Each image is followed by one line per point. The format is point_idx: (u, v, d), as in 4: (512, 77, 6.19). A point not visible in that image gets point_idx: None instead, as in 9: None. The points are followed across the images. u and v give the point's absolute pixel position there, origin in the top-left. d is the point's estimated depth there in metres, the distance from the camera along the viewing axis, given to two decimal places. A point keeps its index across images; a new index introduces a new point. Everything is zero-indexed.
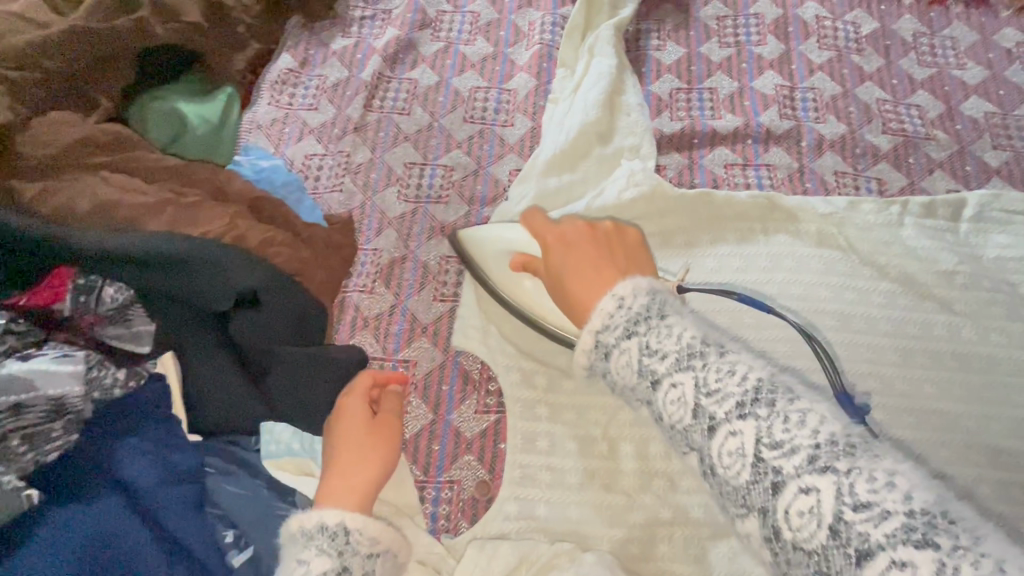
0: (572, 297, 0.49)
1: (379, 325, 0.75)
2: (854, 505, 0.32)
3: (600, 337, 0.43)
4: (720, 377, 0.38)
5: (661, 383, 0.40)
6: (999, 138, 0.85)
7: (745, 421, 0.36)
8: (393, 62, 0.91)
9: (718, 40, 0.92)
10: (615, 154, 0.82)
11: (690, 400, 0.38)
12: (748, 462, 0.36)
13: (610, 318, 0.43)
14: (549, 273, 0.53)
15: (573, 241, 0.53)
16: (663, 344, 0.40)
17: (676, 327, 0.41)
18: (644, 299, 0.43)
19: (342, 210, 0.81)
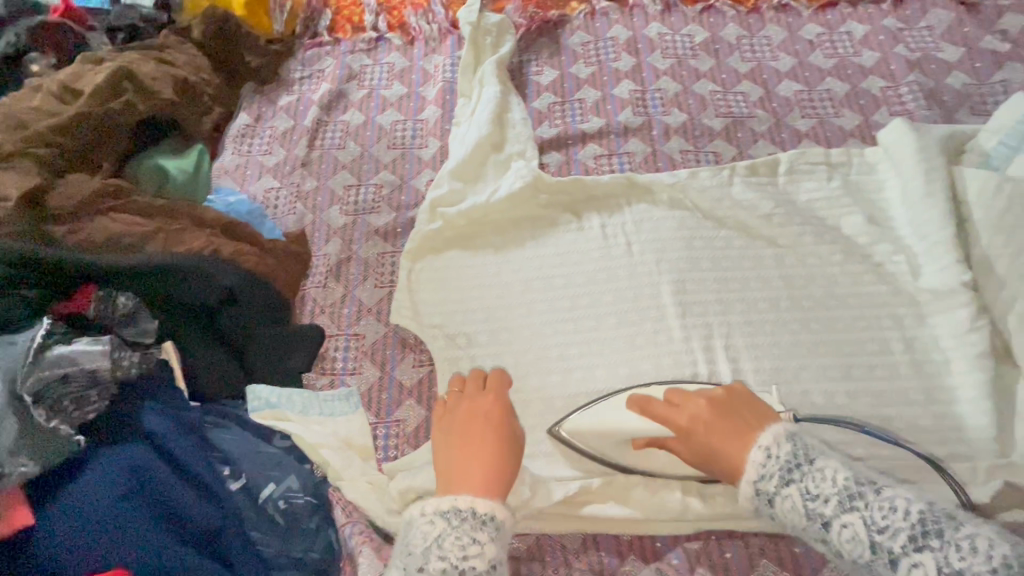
0: (722, 464, 0.63)
1: (333, 311, 0.96)
2: (954, 571, 0.50)
3: (761, 487, 0.59)
4: (883, 514, 0.53)
5: (831, 523, 0.55)
6: (806, 109, 1.09)
7: (922, 553, 0.51)
8: (328, 109, 1.14)
9: (584, 62, 1.16)
10: (506, 159, 1.05)
11: (863, 537, 0.53)
12: (866, 544, 0.53)
13: (763, 469, 0.59)
14: (687, 444, 0.66)
15: (705, 421, 0.64)
16: (818, 487, 0.56)
17: (825, 470, 0.57)
18: (787, 446, 0.59)
19: (296, 226, 1.03)
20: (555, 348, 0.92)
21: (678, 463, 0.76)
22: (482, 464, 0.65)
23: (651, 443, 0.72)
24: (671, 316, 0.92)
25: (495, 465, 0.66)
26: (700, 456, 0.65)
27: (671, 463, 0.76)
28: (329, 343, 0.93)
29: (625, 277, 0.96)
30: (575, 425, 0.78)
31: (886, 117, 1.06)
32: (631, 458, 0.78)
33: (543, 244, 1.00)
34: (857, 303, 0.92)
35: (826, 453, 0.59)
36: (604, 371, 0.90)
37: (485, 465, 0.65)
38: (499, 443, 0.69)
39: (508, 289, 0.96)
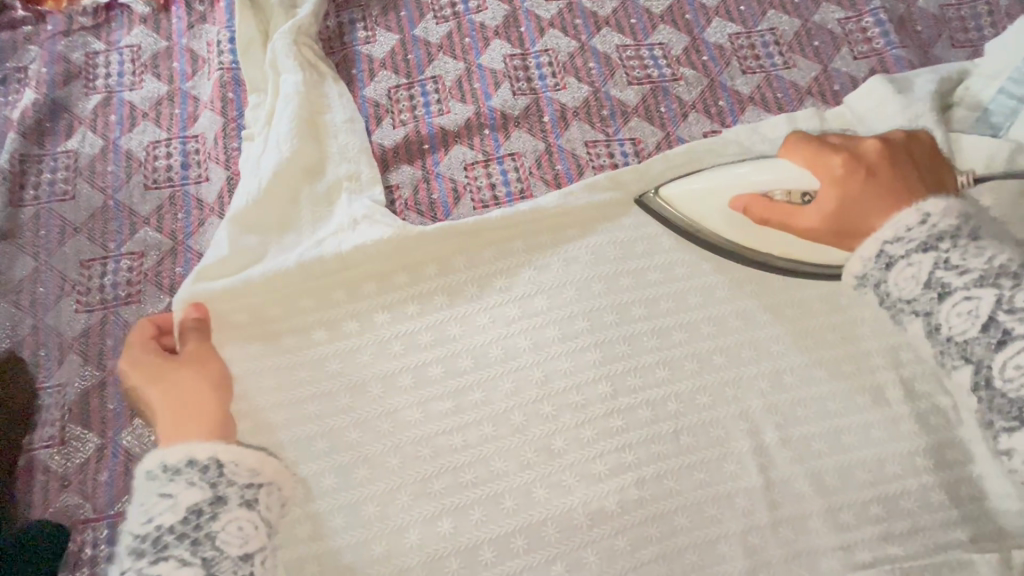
0: (857, 224, 0.58)
1: (83, 480, 0.61)
2: (1009, 311, 0.46)
3: (887, 248, 0.53)
4: (997, 275, 0.48)
5: (949, 296, 0.49)
6: (747, 61, 0.78)
7: (983, 291, 0.48)
8: (40, 135, 0.72)
9: (434, 16, 0.79)
10: (328, 190, 0.69)
11: (983, 312, 0.47)
12: (918, 282, 0.51)
13: (904, 234, 0.53)
14: (833, 184, 0.58)
15: (873, 160, 0.58)
16: (966, 262, 0.49)
17: (987, 249, 0.50)
18: (953, 219, 0.52)
19: (5, 345, 0.64)
20: (438, 479, 0.62)
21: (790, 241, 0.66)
22: (212, 407, 0.54)
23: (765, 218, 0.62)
24: (596, 403, 0.65)
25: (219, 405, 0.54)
26: (807, 228, 0.60)
27: (780, 242, 0.67)
28: (83, 537, 0.59)
29: (528, 351, 0.66)
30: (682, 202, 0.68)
31: (849, 63, 0.78)
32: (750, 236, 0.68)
33: (402, 317, 0.67)
34: (835, 340, 0.69)
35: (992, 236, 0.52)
36: (511, 504, 0.62)
37: (219, 404, 0.55)
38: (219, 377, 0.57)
39: (359, 395, 0.64)
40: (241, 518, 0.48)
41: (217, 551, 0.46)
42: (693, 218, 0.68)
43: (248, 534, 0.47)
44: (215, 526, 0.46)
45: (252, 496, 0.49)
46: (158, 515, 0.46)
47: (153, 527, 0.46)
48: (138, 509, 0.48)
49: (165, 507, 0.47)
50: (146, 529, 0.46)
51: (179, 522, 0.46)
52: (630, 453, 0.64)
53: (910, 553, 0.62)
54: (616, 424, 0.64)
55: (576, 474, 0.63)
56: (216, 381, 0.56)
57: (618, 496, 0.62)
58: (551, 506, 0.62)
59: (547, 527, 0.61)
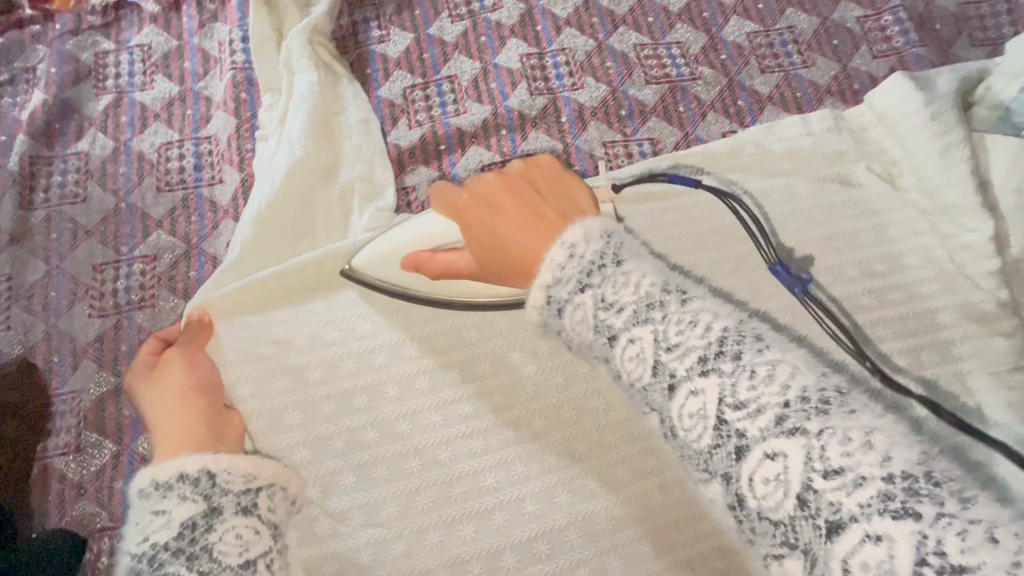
0: (515, 259, 0.45)
1: (100, 487, 0.60)
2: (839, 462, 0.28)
3: (553, 292, 0.38)
4: (758, 384, 0.31)
5: (619, 337, 0.35)
6: (766, 60, 0.78)
7: (707, 378, 0.32)
8: (50, 136, 0.71)
9: (449, 15, 0.78)
10: (341, 193, 0.68)
11: (711, 412, 0.31)
12: (648, 364, 0.34)
13: (562, 270, 0.37)
14: (482, 228, 0.47)
15: (494, 200, 0.47)
16: (687, 340, 0.33)
17: (709, 322, 0.33)
18: (597, 242, 0.37)
19: (17, 351, 0.63)
20: (459, 483, 0.61)
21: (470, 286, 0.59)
22: (199, 413, 0.51)
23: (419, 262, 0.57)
24: (617, 407, 0.65)
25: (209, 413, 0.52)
26: (484, 252, 0.47)
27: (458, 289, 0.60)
28: (99, 545, 0.58)
29: (548, 355, 0.66)
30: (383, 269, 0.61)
31: (869, 62, 0.77)
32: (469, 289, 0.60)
33: (417, 320, 0.65)
34: None
35: (648, 253, 0.38)
36: (534, 509, 0.60)
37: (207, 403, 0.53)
38: (204, 380, 0.54)
39: (376, 399, 0.62)
40: (237, 526, 0.44)
41: (216, 563, 0.42)
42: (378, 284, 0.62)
43: (248, 540, 0.43)
44: (211, 538, 0.42)
45: (249, 503, 0.45)
46: (154, 534, 0.42)
47: (149, 545, 0.42)
48: (134, 529, 0.44)
49: (159, 524, 0.43)
50: (142, 548, 0.42)
51: (175, 538, 0.42)
52: (652, 456, 0.63)
53: None
54: (638, 428, 0.64)
55: (598, 479, 0.62)
56: (204, 386, 0.54)
57: (640, 500, 0.62)
58: (574, 511, 0.61)
59: (570, 532, 0.60)
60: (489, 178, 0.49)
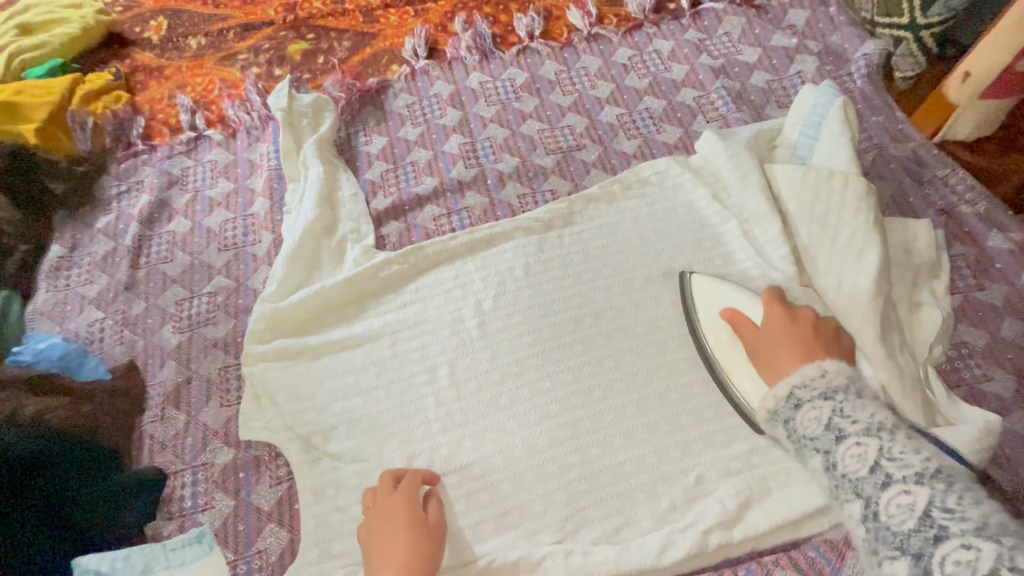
0: (773, 364, 0.76)
1: (175, 443, 0.88)
2: (943, 509, 0.55)
3: (796, 391, 0.70)
4: (855, 410, 0.65)
5: (846, 441, 0.64)
6: (630, 131, 1.11)
7: (921, 487, 0.58)
8: (151, 221, 1.08)
9: (411, 123, 1.15)
10: (340, 241, 1.01)
11: (871, 456, 0.61)
12: (868, 463, 0.61)
13: (811, 380, 0.69)
14: (768, 328, 0.80)
15: (798, 317, 0.81)
16: (855, 413, 0.65)
17: (870, 408, 0.65)
18: (841, 377, 0.69)
19: (126, 357, 0.95)
20: (419, 429, 0.87)
21: (729, 349, 0.85)
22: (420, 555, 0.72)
23: (733, 319, 0.84)
24: (529, 371, 0.91)
25: (431, 567, 0.72)
26: (753, 345, 0.81)
27: (724, 350, 0.86)
28: (174, 482, 0.86)
29: (480, 338, 0.93)
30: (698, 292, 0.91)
31: (703, 126, 1.10)
32: (704, 334, 0.89)
33: (389, 320, 0.95)
34: None
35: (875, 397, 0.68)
36: (470, 443, 0.86)
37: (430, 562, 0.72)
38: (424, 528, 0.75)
39: (362, 375, 0.91)
40: None
41: None
42: (696, 327, 0.90)
43: None
44: None
45: None
46: None
47: None
48: None
49: None
50: None
51: None
52: (554, 403, 0.88)
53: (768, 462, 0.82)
54: (545, 385, 0.90)
55: (516, 420, 0.87)
56: (428, 528, 0.75)
57: (547, 435, 0.86)
58: (498, 444, 0.86)
59: (495, 459, 0.85)
60: (776, 309, 0.82)
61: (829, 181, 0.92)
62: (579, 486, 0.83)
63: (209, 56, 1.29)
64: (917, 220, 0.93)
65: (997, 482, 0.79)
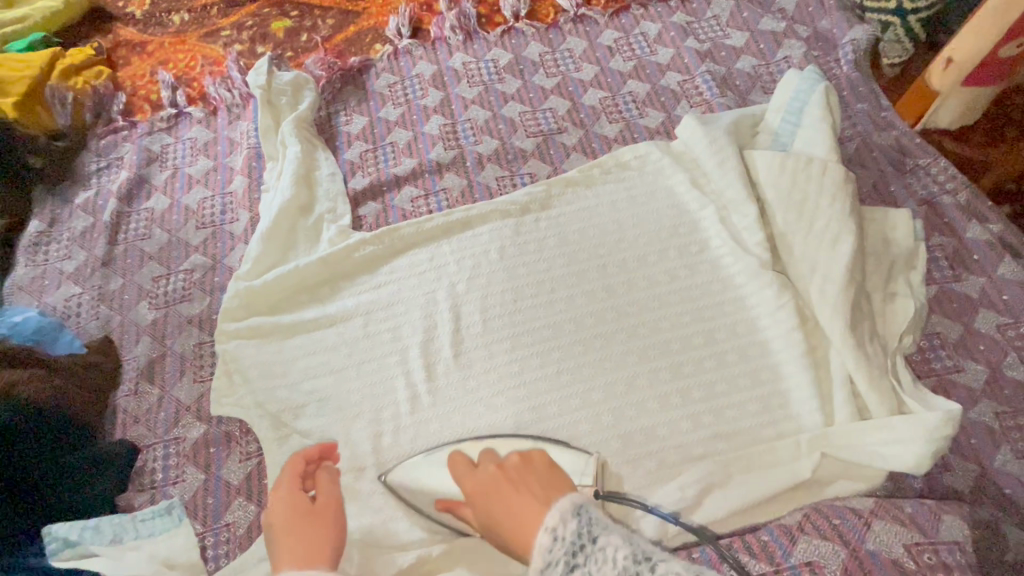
0: (513, 526, 0.67)
1: (148, 417, 0.89)
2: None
3: (546, 575, 0.60)
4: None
5: None
6: (613, 115, 1.10)
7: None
8: (129, 198, 1.08)
9: (392, 103, 1.14)
10: (316, 221, 1.01)
11: None
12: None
13: (552, 552, 0.60)
14: (479, 495, 0.73)
15: (526, 467, 0.73)
16: (602, 568, 0.57)
17: (606, 548, 0.58)
18: (573, 523, 0.62)
19: (102, 333, 0.96)
20: (388, 408, 0.88)
21: (478, 550, 0.77)
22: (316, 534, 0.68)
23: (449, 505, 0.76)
24: (500, 354, 0.91)
25: (331, 543, 0.68)
26: (467, 499, 0.74)
27: (466, 550, 0.77)
28: (146, 455, 0.87)
29: (451, 320, 0.93)
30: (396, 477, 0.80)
31: (686, 110, 1.09)
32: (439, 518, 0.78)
33: (363, 301, 0.96)
34: (677, 300, 0.93)
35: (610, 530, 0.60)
36: (438, 423, 0.86)
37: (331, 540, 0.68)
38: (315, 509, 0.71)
39: (334, 355, 0.92)
40: None
41: None
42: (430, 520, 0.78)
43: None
44: None
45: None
46: None
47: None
48: None
49: None
50: None
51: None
52: (523, 386, 0.88)
53: (733, 448, 0.82)
54: (515, 367, 0.90)
55: (485, 403, 0.87)
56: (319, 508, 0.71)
57: (516, 417, 0.86)
58: (467, 425, 0.86)
59: (463, 439, 0.85)
60: (478, 463, 0.76)
61: (807, 168, 0.91)
62: None
63: (192, 33, 1.28)
64: (897, 209, 0.92)
65: (962, 473, 0.79)
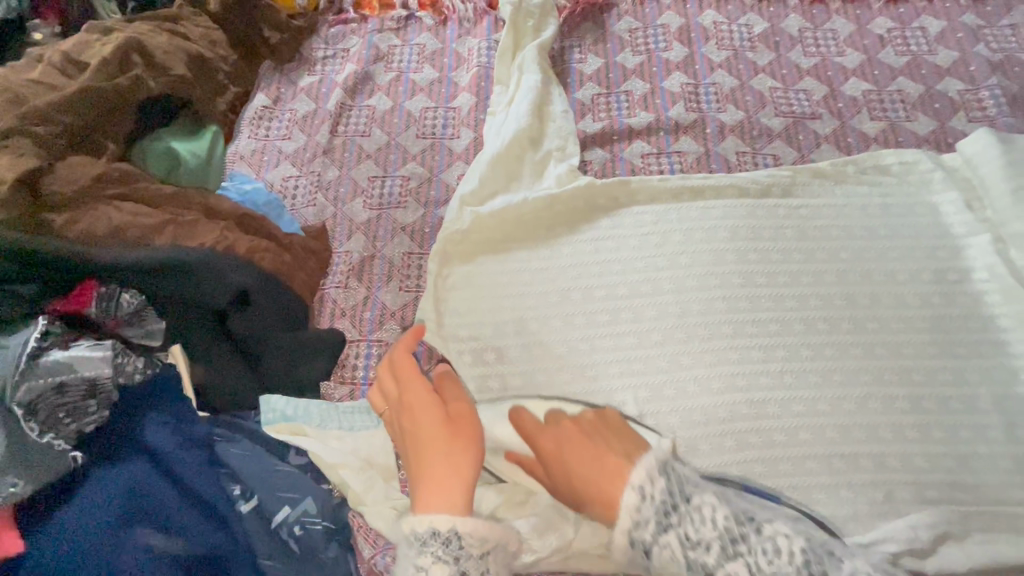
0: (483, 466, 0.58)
1: (354, 314, 0.88)
2: (730, 556, 0.50)
3: (636, 536, 0.54)
4: (696, 526, 0.52)
5: (653, 545, 0.53)
6: (875, 111, 1.00)
7: (734, 563, 0.49)
8: (353, 92, 1.06)
9: (632, 50, 1.07)
10: (544, 156, 0.96)
11: (680, 553, 0.51)
12: (684, 563, 0.51)
13: (638, 514, 0.54)
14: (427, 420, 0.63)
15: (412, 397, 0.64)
16: (699, 532, 0.51)
17: (705, 512, 0.52)
18: (661, 482, 0.55)
19: (316, 221, 0.95)
20: (594, 367, 0.84)
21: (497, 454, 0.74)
22: (450, 451, 0.58)
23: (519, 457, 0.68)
24: (719, 338, 0.84)
25: (466, 461, 0.57)
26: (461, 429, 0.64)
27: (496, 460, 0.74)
28: (348, 350, 0.86)
29: (671, 291, 0.88)
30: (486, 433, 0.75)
31: (963, 123, 0.97)
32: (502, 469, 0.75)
33: (582, 249, 0.91)
34: (926, 328, 0.84)
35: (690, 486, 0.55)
36: (647, 394, 0.82)
37: (467, 453, 0.58)
38: (446, 413, 0.61)
39: (543, 298, 0.88)
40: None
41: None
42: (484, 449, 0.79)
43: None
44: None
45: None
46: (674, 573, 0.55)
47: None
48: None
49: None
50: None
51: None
52: (741, 378, 0.82)
53: (973, 502, 0.75)
54: (733, 356, 0.83)
55: (699, 385, 0.82)
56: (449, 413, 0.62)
57: (730, 408, 0.81)
58: (677, 403, 0.81)
59: (671, 417, 0.80)
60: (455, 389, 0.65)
61: None
62: (756, 469, 0.77)
63: None
64: None
65: None
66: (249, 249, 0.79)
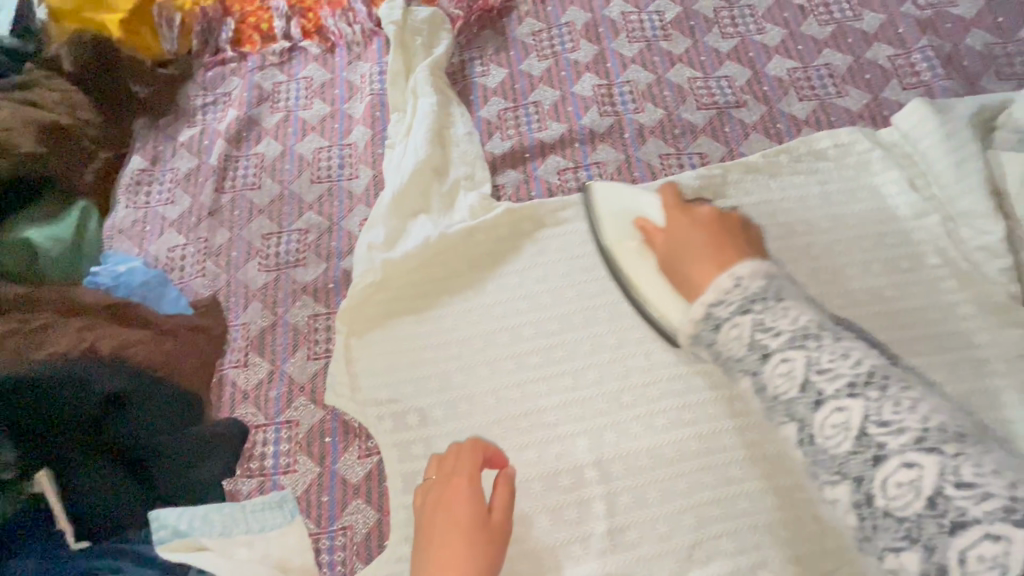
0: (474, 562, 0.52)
1: (258, 395, 0.80)
2: (880, 421, 0.40)
3: (712, 310, 0.48)
4: (834, 359, 0.43)
5: (770, 357, 0.45)
6: (803, 91, 0.92)
7: (854, 399, 0.42)
8: (238, 140, 0.96)
9: (537, 55, 0.98)
10: (451, 187, 0.87)
11: (802, 375, 0.43)
12: (797, 381, 0.43)
13: (724, 293, 0.49)
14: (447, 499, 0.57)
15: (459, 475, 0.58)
16: (778, 322, 0.45)
17: (793, 310, 0.46)
18: (761, 280, 0.48)
19: (208, 293, 0.86)
20: (529, 419, 0.75)
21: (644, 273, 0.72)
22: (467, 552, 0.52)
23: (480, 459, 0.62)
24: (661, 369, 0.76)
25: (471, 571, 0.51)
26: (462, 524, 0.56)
27: (639, 273, 0.73)
28: (255, 437, 0.77)
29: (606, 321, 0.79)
30: (600, 205, 0.81)
31: (898, 92, 0.90)
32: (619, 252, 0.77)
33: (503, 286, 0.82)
34: (881, 327, 0.77)
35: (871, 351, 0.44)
36: (588, 442, 0.73)
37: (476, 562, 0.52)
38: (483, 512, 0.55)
39: (467, 345, 0.79)
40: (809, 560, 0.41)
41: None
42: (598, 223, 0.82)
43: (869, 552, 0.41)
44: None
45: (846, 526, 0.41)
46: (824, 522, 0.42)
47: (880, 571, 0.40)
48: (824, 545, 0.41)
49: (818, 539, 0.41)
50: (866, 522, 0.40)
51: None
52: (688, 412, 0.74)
53: None
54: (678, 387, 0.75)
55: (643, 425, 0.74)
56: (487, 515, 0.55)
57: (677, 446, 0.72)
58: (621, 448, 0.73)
59: (615, 464, 0.72)
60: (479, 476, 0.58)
61: None
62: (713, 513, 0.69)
63: None
64: None
65: None
66: (116, 345, 0.72)
